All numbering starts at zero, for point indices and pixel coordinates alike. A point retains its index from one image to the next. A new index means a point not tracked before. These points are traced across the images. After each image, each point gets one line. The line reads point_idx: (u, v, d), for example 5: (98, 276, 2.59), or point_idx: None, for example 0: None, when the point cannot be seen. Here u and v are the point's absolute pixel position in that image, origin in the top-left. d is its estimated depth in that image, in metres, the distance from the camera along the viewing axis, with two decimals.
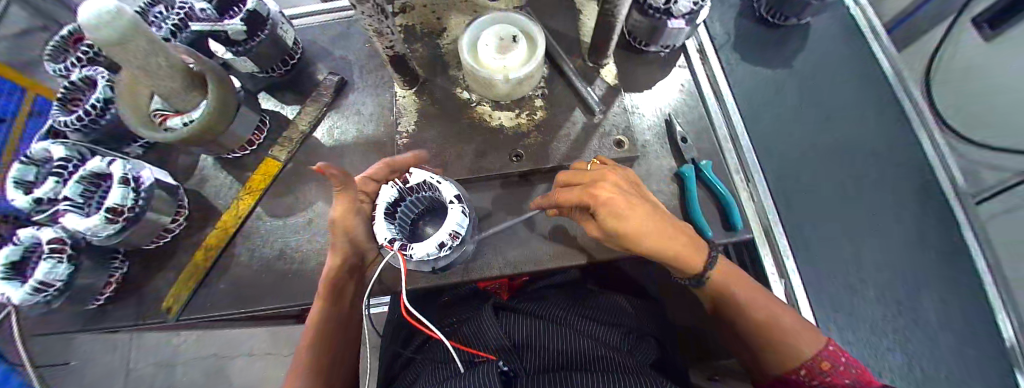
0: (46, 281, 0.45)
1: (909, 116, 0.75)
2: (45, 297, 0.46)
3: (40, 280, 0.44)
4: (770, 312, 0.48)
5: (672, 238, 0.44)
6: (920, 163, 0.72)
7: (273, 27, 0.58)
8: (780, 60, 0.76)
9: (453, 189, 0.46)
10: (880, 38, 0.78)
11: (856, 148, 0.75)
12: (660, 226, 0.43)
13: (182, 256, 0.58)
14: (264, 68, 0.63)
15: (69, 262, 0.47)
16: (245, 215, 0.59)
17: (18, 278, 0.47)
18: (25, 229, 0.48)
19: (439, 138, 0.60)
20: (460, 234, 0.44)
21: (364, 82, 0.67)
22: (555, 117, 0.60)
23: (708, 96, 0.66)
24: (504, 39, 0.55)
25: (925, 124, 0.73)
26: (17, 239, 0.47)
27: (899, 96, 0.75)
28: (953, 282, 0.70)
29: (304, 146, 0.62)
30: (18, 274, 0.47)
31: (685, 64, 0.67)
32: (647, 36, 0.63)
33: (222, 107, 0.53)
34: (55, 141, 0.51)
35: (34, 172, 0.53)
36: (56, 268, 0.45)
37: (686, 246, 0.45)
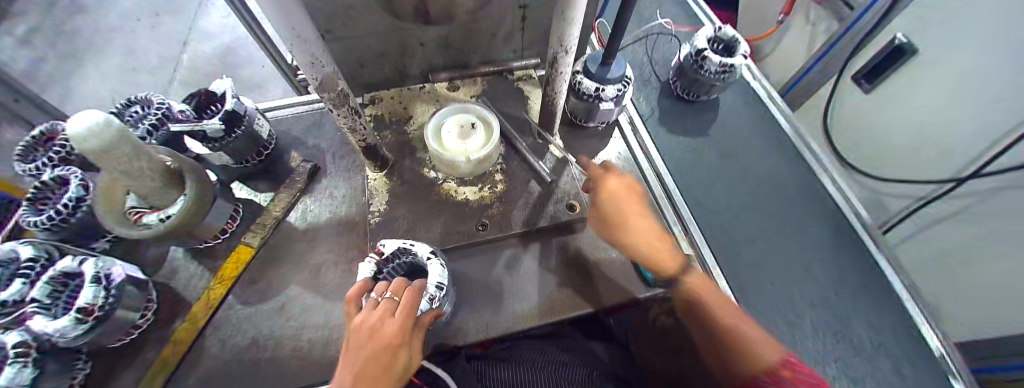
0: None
1: (807, 164, 0.91)
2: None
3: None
4: (724, 307, 0.52)
5: (650, 232, 0.57)
6: (823, 202, 0.87)
7: (249, 123, 0.63)
8: (697, 126, 0.93)
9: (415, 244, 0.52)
10: (776, 103, 0.97)
11: (775, 192, 0.88)
12: (640, 214, 0.58)
13: (146, 354, 0.56)
14: (239, 159, 0.66)
15: (33, 366, 0.44)
16: (216, 305, 0.59)
17: None
18: None
19: (409, 214, 0.65)
20: (444, 283, 0.50)
21: (337, 167, 0.72)
22: (514, 189, 0.68)
23: (643, 160, 0.77)
24: (463, 125, 0.64)
25: (820, 170, 0.90)
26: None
27: (795, 149, 0.93)
28: (878, 302, 0.79)
29: (277, 231, 0.65)
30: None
31: (619, 135, 0.80)
32: (585, 115, 0.75)
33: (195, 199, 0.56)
34: (21, 244, 0.52)
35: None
36: (22, 372, 0.43)
37: (662, 247, 0.57)
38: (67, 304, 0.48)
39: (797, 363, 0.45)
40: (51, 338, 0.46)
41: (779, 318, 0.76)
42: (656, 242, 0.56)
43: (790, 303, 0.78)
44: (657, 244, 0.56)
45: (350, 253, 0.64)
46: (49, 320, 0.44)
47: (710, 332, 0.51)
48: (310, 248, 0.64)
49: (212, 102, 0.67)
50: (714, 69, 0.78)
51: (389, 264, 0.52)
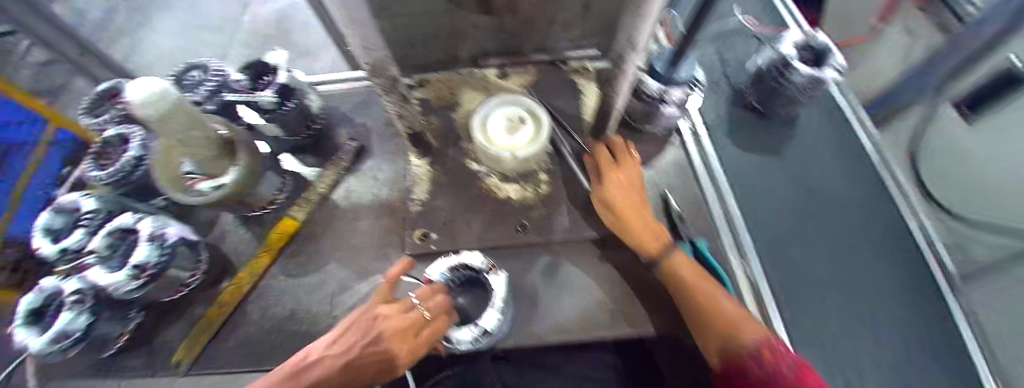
0: (65, 331, 0.47)
1: (890, 196, 0.80)
2: (67, 346, 0.48)
3: (60, 330, 0.46)
4: (706, 284, 0.54)
5: (638, 214, 0.58)
6: (902, 242, 0.77)
7: (299, 95, 0.63)
8: (764, 140, 0.84)
9: (502, 280, 0.51)
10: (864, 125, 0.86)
11: (843, 223, 0.79)
12: (633, 196, 0.59)
13: (196, 308, 0.60)
14: (291, 132, 0.65)
15: (88, 312, 0.49)
16: (261, 273, 0.61)
17: (39, 326, 0.50)
18: (49, 278, 0.52)
19: (450, 205, 0.64)
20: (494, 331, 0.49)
21: (382, 149, 0.72)
22: (559, 192, 0.65)
23: (703, 174, 0.70)
24: (512, 119, 0.61)
25: (905, 205, 0.79)
26: (40, 287, 0.51)
27: (877, 178, 0.82)
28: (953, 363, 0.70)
29: (320, 207, 0.66)
30: (39, 320, 0.50)
31: (677, 143, 0.74)
32: (643, 118, 0.69)
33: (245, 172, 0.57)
34: (84, 197, 0.58)
35: (63, 221, 0.58)
36: (76, 318, 0.47)
37: (648, 225, 0.58)
38: (123, 256, 0.52)
39: (776, 345, 0.47)
40: (109, 290, 0.49)
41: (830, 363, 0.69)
42: (648, 225, 0.58)
43: (844, 348, 0.71)
44: (646, 227, 0.58)
45: (388, 238, 0.64)
46: (108, 274, 0.48)
47: (694, 311, 0.52)
48: (350, 229, 0.65)
49: (264, 73, 0.69)
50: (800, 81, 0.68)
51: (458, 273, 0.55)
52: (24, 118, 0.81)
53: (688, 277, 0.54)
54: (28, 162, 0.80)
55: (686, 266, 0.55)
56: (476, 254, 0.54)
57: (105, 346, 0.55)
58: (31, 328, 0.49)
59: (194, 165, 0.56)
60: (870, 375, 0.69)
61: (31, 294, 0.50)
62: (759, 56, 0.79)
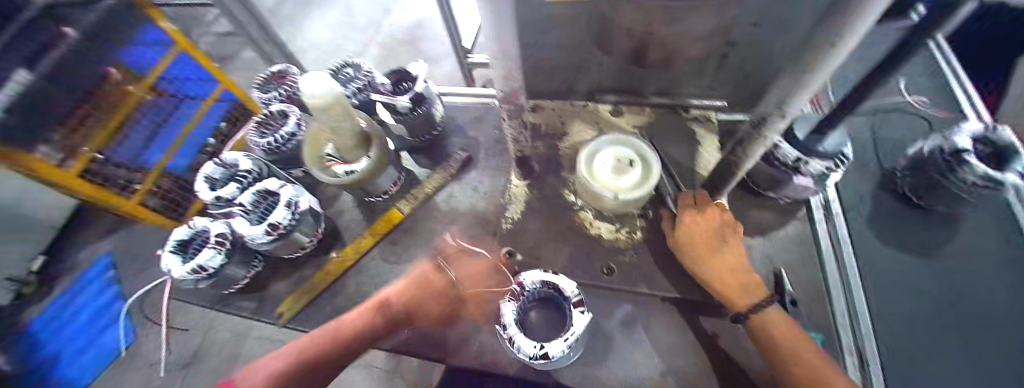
0: (203, 266, 0.60)
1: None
2: (198, 277, 0.61)
3: (200, 264, 0.59)
4: (811, 357, 0.43)
5: (722, 259, 0.52)
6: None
7: (429, 104, 0.71)
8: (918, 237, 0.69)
9: (586, 322, 0.48)
10: None
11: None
12: (723, 245, 0.53)
13: (305, 269, 0.69)
14: (414, 134, 0.75)
15: (225, 254, 0.62)
16: (363, 253, 0.68)
17: (182, 253, 0.68)
18: (200, 218, 0.71)
19: (540, 231, 0.64)
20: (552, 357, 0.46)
21: (485, 162, 0.76)
22: (656, 243, 0.61)
23: (830, 261, 0.61)
24: (620, 160, 0.60)
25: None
26: (194, 223, 0.70)
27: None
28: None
29: (423, 205, 0.72)
30: (182, 249, 0.68)
31: (804, 217, 0.65)
32: (767, 183, 0.63)
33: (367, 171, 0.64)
34: (240, 156, 0.73)
35: (221, 172, 0.74)
36: (213, 257, 0.60)
37: (735, 274, 0.51)
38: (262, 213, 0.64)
39: None
40: (249, 238, 0.62)
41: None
42: (741, 276, 0.51)
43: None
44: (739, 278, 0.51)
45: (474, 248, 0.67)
46: (250, 227, 0.60)
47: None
48: (444, 231, 0.69)
49: (404, 80, 0.79)
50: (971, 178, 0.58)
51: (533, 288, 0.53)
52: (200, 77, 0.92)
53: (790, 346, 0.45)
54: (191, 111, 0.92)
55: (781, 329, 0.46)
56: (569, 281, 0.52)
57: (227, 286, 0.67)
58: (178, 253, 0.67)
59: (337, 149, 0.67)
60: None
61: (187, 227, 0.70)
62: (922, 141, 0.68)
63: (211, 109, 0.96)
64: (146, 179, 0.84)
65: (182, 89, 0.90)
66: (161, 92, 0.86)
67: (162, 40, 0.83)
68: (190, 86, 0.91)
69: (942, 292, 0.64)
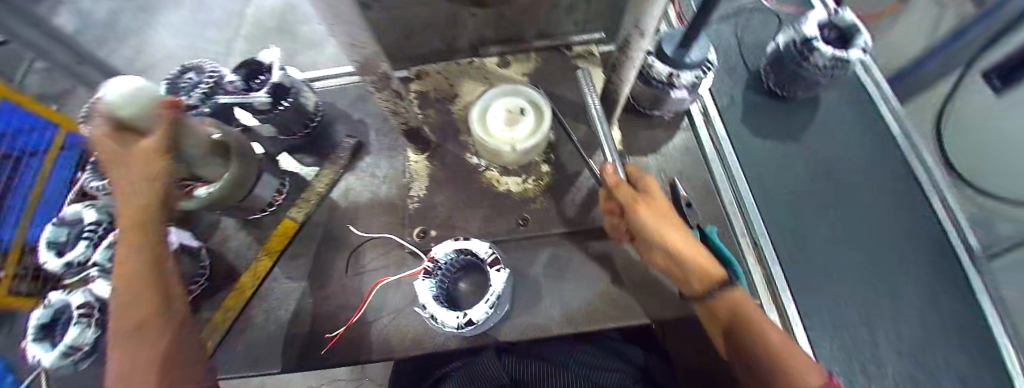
0: (75, 345, 0.50)
1: (909, 182, 0.77)
2: (77, 359, 0.50)
3: (69, 344, 0.49)
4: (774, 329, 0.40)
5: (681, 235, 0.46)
6: (922, 229, 0.75)
7: (296, 94, 0.63)
8: (778, 125, 0.81)
9: (504, 280, 0.47)
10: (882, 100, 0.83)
11: (861, 211, 0.76)
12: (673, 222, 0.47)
13: (200, 316, 0.60)
14: (288, 131, 0.66)
15: (96, 326, 0.51)
16: (263, 277, 0.61)
17: (48, 339, 0.52)
18: (56, 292, 0.54)
19: (449, 201, 0.62)
20: (476, 322, 0.45)
21: (379, 144, 0.70)
22: (563, 183, 0.62)
23: (714, 160, 0.67)
24: (511, 111, 0.59)
25: (929, 191, 0.76)
26: (48, 301, 0.53)
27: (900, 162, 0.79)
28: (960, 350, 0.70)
29: (320, 206, 0.66)
30: (46, 336, 0.51)
31: (687, 127, 0.70)
32: (649, 102, 0.65)
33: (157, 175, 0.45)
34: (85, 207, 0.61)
35: (65, 233, 0.60)
36: (84, 333, 0.50)
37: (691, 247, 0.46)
38: None
39: None
40: None
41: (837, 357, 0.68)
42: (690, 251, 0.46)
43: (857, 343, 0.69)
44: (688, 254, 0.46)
45: (387, 238, 0.63)
46: None
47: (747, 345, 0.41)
48: (352, 227, 0.64)
49: (259, 74, 0.68)
50: (820, 63, 0.65)
51: (445, 263, 0.50)
52: (33, 125, 0.77)
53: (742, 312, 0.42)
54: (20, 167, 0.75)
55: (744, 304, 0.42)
56: (482, 243, 0.51)
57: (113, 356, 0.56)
58: (40, 341, 0.51)
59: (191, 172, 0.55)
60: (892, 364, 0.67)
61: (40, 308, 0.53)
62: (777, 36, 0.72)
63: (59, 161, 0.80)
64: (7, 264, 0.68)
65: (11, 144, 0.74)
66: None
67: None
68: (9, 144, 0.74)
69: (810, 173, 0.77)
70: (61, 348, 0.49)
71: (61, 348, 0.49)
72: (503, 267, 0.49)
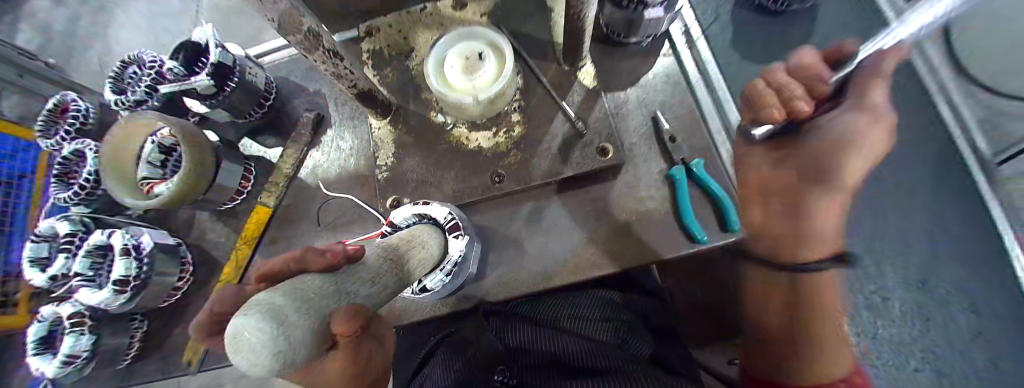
0: (74, 352, 0.55)
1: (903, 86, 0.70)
2: (77, 366, 0.55)
3: (68, 352, 0.54)
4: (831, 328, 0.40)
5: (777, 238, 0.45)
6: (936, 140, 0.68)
7: (241, 72, 0.58)
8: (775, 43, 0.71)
9: (462, 245, 0.48)
10: None
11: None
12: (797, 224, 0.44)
13: (194, 308, 0.63)
14: (242, 113, 0.63)
15: (91, 332, 0.56)
16: (245, 264, 0.61)
17: (49, 351, 0.57)
18: (47, 307, 0.58)
19: (419, 165, 0.59)
20: (431, 289, 0.48)
21: (340, 115, 0.66)
22: (534, 132, 0.58)
23: (701, 86, 0.61)
24: (469, 57, 0.53)
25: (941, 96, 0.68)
26: (41, 316, 0.57)
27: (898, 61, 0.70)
28: None
29: (291, 189, 0.64)
30: (46, 348, 0.57)
31: (668, 51, 0.63)
32: (623, 28, 0.58)
33: (389, 270, 0.32)
34: (58, 220, 0.59)
35: (46, 248, 0.60)
36: (80, 339, 0.55)
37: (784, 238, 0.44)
38: (107, 274, 0.56)
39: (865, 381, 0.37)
40: (103, 306, 0.53)
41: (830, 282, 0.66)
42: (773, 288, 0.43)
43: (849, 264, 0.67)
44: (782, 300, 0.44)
45: (363, 210, 0.62)
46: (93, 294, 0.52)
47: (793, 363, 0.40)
48: (324, 205, 0.63)
49: (201, 56, 0.62)
50: None
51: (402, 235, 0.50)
52: (15, 148, 0.79)
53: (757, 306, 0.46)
54: (32, 192, 0.82)
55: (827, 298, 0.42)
56: (442, 207, 0.50)
57: (117, 359, 0.60)
58: (41, 354, 0.56)
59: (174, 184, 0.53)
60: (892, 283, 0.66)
61: (35, 324, 0.57)
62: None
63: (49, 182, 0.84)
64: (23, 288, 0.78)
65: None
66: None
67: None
68: (8, 167, 0.79)
69: None
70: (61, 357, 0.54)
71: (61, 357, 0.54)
72: (463, 233, 0.49)
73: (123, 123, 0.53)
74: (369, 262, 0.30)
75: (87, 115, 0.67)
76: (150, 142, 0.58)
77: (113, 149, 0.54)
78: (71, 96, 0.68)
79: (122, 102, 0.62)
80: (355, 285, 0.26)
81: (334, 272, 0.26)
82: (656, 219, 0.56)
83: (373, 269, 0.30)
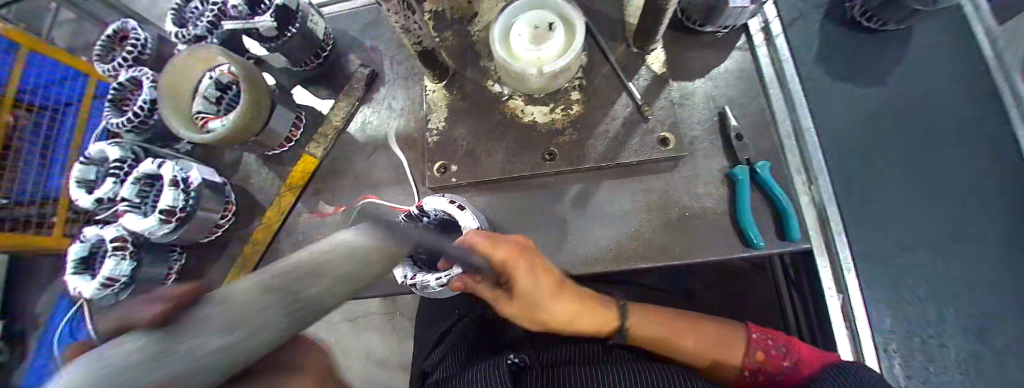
0: (112, 277, 0.55)
1: (1006, 110, 0.62)
2: (115, 290, 0.56)
3: (107, 276, 0.54)
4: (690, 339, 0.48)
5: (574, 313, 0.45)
6: None
7: (303, 18, 0.57)
8: (865, 55, 0.64)
9: None
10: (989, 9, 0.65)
11: (944, 157, 0.62)
12: None
13: (232, 247, 0.65)
14: (299, 61, 0.63)
15: (132, 259, 0.57)
16: (288, 210, 0.62)
17: (88, 272, 0.58)
18: (89, 228, 0.59)
19: (470, 134, 0.58)
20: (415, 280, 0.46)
21: (394, 73, 0.66)
22: (593, 112, 0.56)
23: (774, 87, 0.58)
24: (539, 27, 0.49)
25: None
26: (84, 237, 0.59)
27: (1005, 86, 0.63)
28: None
29: (338, 142, 0.63)
30: (86, 269, 0.59)
31: (743, 46, 0.60)
32: (702, 15, 0.55)
33: (277, 302, 0.21)
34: (109, 144, 0.60)
35: (94, 171, 0.61)
36: (120, 265, 0.55)
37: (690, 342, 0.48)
38: (152, 203, 0.57)
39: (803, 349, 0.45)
40: (147, 235, 0.54)
41: (882, 315, 0.61)
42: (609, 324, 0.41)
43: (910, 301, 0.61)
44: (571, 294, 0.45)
45: (410, 170, 0.61)
46: (141, 221, 0.53)
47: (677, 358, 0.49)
48: (369, 163, 0.62)
49: None
50: None
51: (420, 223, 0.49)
52: (64, 75, 0.81)
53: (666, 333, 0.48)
54: (74, 120, 0.83)
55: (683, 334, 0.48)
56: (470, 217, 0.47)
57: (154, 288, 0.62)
58: (81, 274, 0.58)
59: (224, 121, 0.53)
60: (956, 328, 0.60)
61: (78, 243, 0.59)
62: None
63: (91, 111, 0.84)
64: (58, 211, 0.80)
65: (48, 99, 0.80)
66: (28, 107, 0.80)
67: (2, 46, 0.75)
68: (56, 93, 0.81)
69: (894, 105, 0.63)
70: (100, 279, 0.55)
71: (100, 279, 0.55)
72: None
73: (183, 55, 0.54)
74: (237, 292, 0.20)
75: (145, 46, 0.68)
76: (208, 77, 0.58)
77: (172, 81, 0.55)
78: (130, 25, 0.69)
79: (183, 35, 0.63)
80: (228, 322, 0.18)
81: (158, 334, 0.17)
82: (709, 217, 0.54)
83: (235, 303, 0.19)
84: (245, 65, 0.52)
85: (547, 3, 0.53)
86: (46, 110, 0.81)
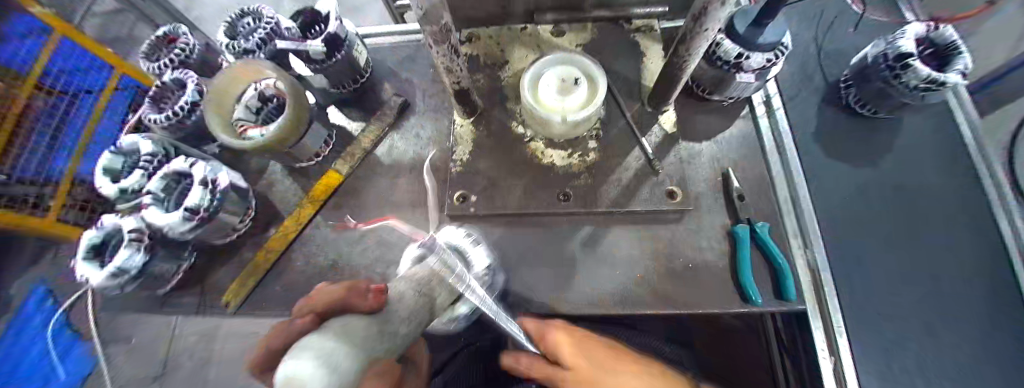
0: (123, 267, 0.55)
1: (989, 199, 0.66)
2: (121, 281, 0.56)
3: (118, 267, 0.54)
4: None
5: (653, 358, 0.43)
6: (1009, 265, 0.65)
7: (349, 47, 0.62)
8: (855, 134, 0.71)
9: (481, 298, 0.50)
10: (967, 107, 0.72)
11: (935, 237, 0.65)
12: None
13: (242, 253, 0.65)
14: (337, 84, 0.67)
15: (145, 251, 0.57)
16: (306, 223, 0.64)
17: (98, 259, 0.59)
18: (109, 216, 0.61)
19: (493, 168, 0.62)
20: None
21: (425, 105, 0.71)
22: (608, 161, 0.60)
23: (773, 154, 0.63)
24: (566, 80, 0.55)
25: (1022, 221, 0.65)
26: (102, 224, 0.60)
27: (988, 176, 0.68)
28: None
29: (364, 162, 0.67)
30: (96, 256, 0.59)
31: (747, 116, 0.66)
32: (710, 85, 0.61)
33: (423, 305, 0.30)
34: (143, 137, 0.62)
35: (122, 162, 0.63)
36: (133, 257, 0.55)
37: None
38: (174, 200, 0.58)
39: None
40: (160, 225, 0.54)
41: None
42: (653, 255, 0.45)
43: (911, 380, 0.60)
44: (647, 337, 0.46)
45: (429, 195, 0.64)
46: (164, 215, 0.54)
47: None
48: (392, 186, 0.65)
49: (315, 23, 0.66)
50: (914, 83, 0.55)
51: None
52: (90, 66, 0.93)
53: None
54: (91, 109, 0.93)
55: None
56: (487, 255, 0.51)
57: (159, 284, 0.62)
58: (90, 260, 0.58)
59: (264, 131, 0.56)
60: None
61: (94, 230, 0.59)
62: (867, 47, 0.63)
63: (113, 101, 0.96)
64: (58, 194, 0.87)
65: (69, 84, 0.91)
66: (49, 90, 0.89)
67: (35, 27, 0.85)
68: (81, 81, 0.92)
69: (884, 182, 0.68)
70: (111, 268, 0.55)
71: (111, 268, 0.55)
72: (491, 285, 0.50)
73: (236, 66, 0.59)
74: (404, 296, 0.29)
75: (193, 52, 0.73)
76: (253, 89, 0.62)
77: (221, 89, 0.59)
78: (181, 30, 0.75)
79: (235, 48, 0.68)
80: (393, 325, 0.25)
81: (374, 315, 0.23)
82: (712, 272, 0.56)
83: (406, 304, 0.28)
84: (292, 83, 0.56)
85: (574, 58, 0.58)
86: (67, 95, 0.91)
